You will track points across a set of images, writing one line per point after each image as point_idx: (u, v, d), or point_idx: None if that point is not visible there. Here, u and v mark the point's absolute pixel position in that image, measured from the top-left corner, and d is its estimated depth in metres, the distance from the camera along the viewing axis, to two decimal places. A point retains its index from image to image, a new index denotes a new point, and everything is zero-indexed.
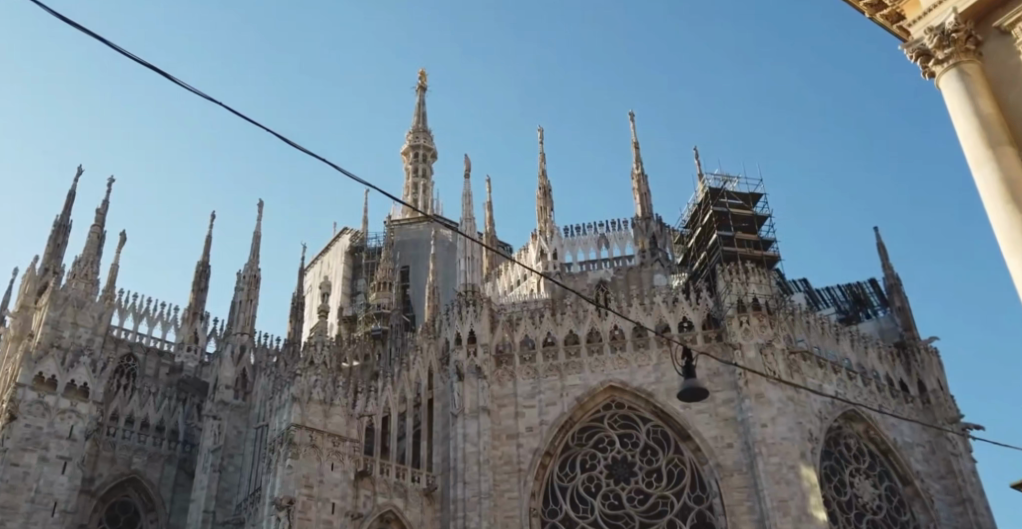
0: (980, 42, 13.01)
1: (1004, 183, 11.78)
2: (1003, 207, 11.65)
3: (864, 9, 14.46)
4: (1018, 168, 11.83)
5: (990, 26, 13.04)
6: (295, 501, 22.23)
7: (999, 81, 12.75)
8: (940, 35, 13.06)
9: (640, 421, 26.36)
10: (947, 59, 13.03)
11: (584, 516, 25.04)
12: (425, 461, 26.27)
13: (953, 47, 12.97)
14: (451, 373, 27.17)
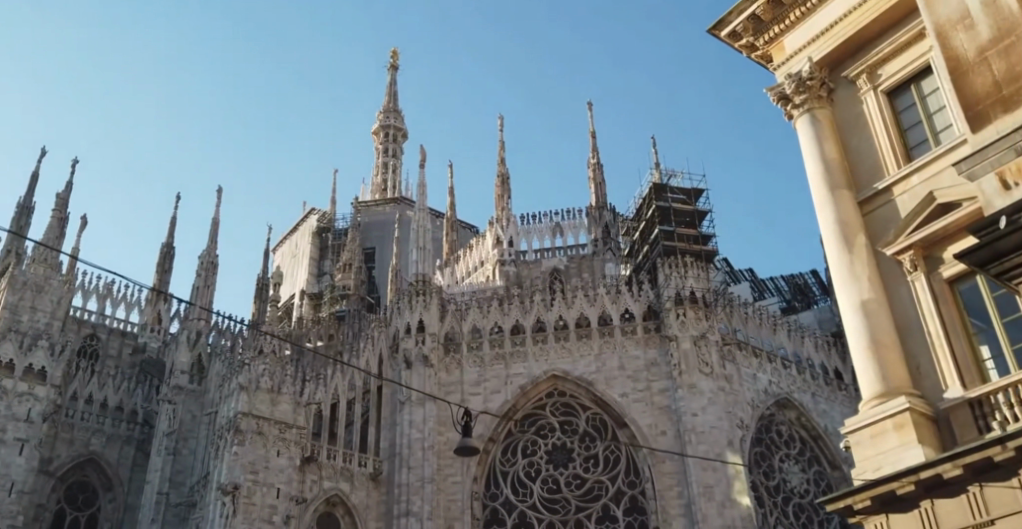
0: (831, 90, 14.75)
1: (838, 225, 13.48)
2: (831, 245, 13.45)
3: (742, 50, 16.28)
4: (851, 210, 13.54)
5: (841, 76, 14.79)
6: (241, 487, 23.24)
7: (845, 128, 14.49)
8: (796, 82, 14.67)
9: (580, 408, 27.42)
10: (802, 104, 14.67)
11: (523, 500, 26.14)
12: (373, 446, 27.19)
13: (808, 94, 14.62)
14: (400, 361, 28.07)
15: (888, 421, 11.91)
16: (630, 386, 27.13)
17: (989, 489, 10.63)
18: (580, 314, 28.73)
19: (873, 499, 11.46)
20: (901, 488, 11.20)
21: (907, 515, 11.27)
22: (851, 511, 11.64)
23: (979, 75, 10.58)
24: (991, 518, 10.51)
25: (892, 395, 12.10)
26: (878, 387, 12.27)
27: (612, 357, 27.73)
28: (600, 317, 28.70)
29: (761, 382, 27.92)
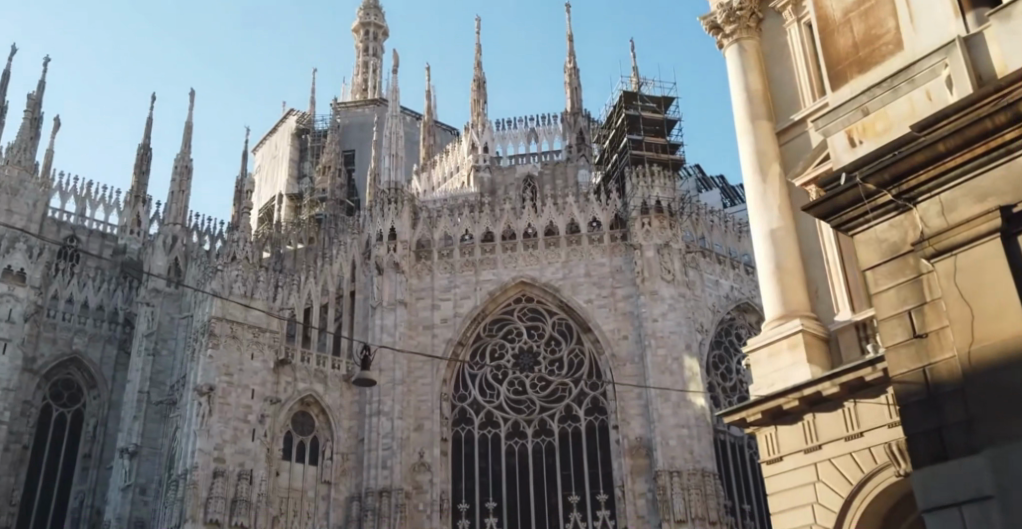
0: (761, 21, 14.48)
1: (757, 155, 13.31)
2: (748, 177, 13.33)
3: None
4: (771, 141, 13.37)
5: (771, 8, 14.54)
6: (215, 388, 24.25)
7: (771, 60, 14.27)
8: (727, 11, 14.39)
9: (546, 313, 28.40)
10: (732, 34, 14.41)
11: (490, 401, 27.32)
12: (346, 349, 28.12)
13: (738, 23, 14.34)
14: (372, 267, 28.73)
15: (784, 341, 11.96)
16: (595, 292, 28.04)
17: (862, 406, 10.80)
18: (548, 222, 29.36)
19: (763, 413, 11.70)
20: (786, 404, 11.43)
21: (792, 428, 11.54)
22: (742, 423, 11.97)
23: (841, 36, 10.25)
24: (861, 431, 10.75)
25: (787, 317, 12.17)
26: (777, 310, 12.33)
27: (578, 264, 28.53)
28: (569, 226, 29.33)
29: (723, 288, 28.76)
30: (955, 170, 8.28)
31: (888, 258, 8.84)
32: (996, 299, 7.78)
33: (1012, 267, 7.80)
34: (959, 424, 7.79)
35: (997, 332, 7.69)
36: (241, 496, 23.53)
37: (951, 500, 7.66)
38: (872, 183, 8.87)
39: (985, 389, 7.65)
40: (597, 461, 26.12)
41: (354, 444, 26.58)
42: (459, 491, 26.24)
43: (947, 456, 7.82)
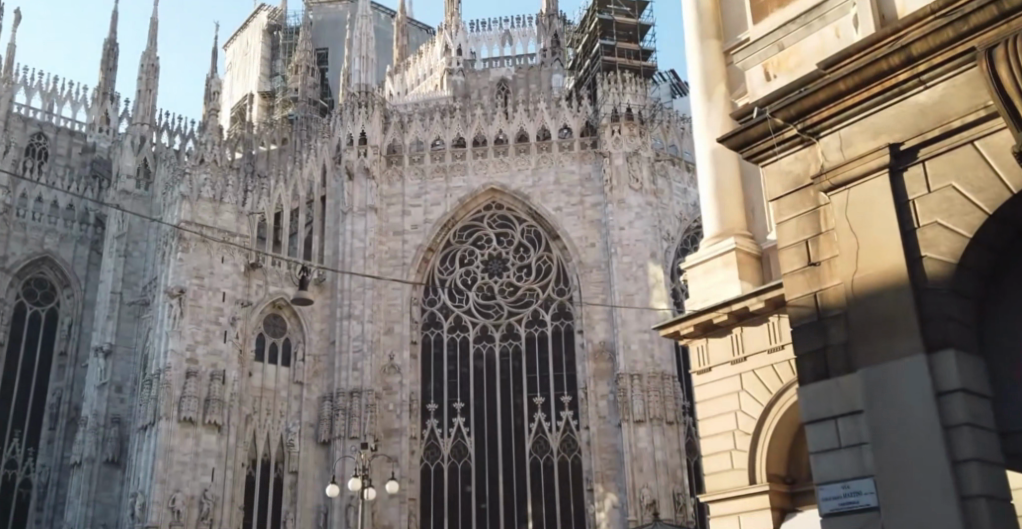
0: None
1: (705, 75, 12.69)
2: (695, 99, 12.78)
3: None
4: (718, 59, 12.69)
5: None
6: (186, 291, 24.64)
7: None
8: None
9: (515, 221, 28.85)
10: None
11: (459, 306, 27.96)
12: (317, 253, 28.43)
13: None
14: (342, 172, 28.82)
15: (718, 258, 11.95)
16: (564, 200, 28.39)
17: (785, 320, 11.22)
18: (519, 128, 29.41)
19: (696, 326, 12.13)
20: (716, 318, 11.86)
21: (722, 340, 12.07)
22: (677, 336, 12.38)
23: None
24: (784, 344, 11.24)
25: (722, 236, 11.99)
26: (715, 226, 12.17)
27: (548, 172, 28.79)
28: (539, 133, 29.38)
29: (691, 197, 29.10)
30: (853, 107, 8.05)
31: (790, 191, 8.62)
32: (883, 232, 7.66)
33: (898, 202, 7.70)
34: (838, 343, 7.82)
35: (877, 264, 7.61)
36: (214, 396, 24.11)
37: (825, 412, 7.78)
38: (780, 117, 8.53)
39: (862, 317, 7.62)
40: (562, 364, 26.91)
41: (326, 346, 27.15)
42: (428, 391, 27.03)
43: (829, 375, 7.85)
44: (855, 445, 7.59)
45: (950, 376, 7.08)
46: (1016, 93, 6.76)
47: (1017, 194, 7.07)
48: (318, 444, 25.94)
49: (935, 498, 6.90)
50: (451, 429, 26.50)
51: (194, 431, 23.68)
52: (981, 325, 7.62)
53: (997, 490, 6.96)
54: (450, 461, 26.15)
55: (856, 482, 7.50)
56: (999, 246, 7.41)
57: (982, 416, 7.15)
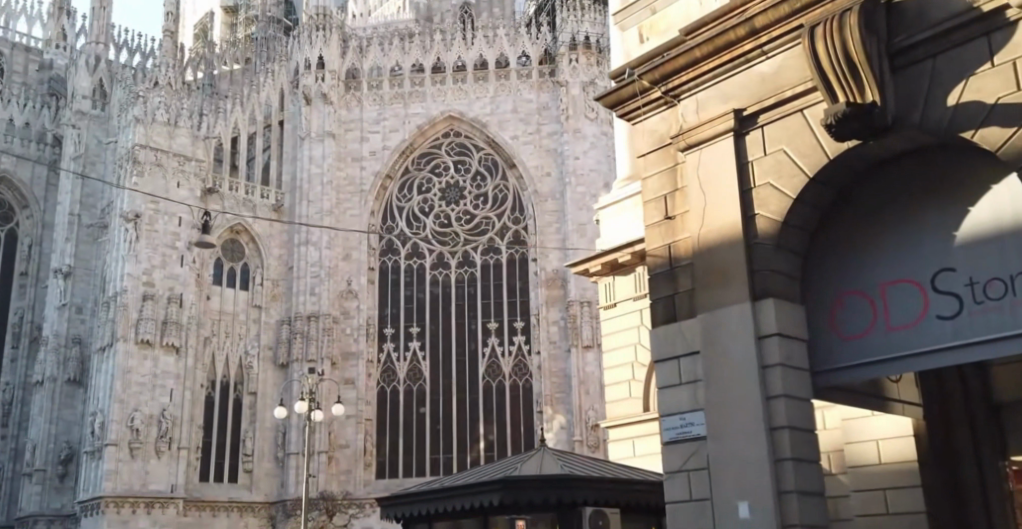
0: None
1: None
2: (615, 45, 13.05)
3: None
4: None
5: None
6: (142, 216, 24.85)
7: None
8: None
9: (473, 148, 29.18)
10: None
11: (417, 234, 28.37)
12: (275, 178, 28.61)
13: None
14: (300, 97, 28.79)
15: (628, 199, 12.17)
16: (521, 128, 28.62)
17: None
18: (478, 55, 29.42)
19: (604, 264, 12.45)
20: (621, 258, 12.16)
21: (628, 279, 12.43)
22: (587, 274, 12.73)
23: None
24: None
25: (632, 179, 12.21)
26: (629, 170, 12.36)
27: (506, 100, 28.93)
28: (498, 59, 29.37)
29: None
30: (706, 75, 7.84)
31: (654, 148, 8.37)
32: (726, 188, 7.52)
33: (740, 163, 7.55)
34: (684, 291, 7.73)
35: (721, 217, 7.51)
36: (171, 318, 24.55)
37: (670, 352, 7.74)
38: (646, 79, 8.27)
39: (703, 268, 7.56)
40: (516, 290, 27.55)
41: (284, 271, 27.57)
42: (385, 316, 27.63)
43: (676, 318, 7.77)
44: (691, 381, 7.55)
45: (768, 319, 7.10)
46: (832, 72, 6.61)
47: (835, 159, 6.94)
48: (277, 366, 26.54)
49: (749, 440, 6.96)
50: (408, 353, 27.21)
51: (152, 352, 24.18)
52: (803, 278, 7.60)
53: (807, 424, 7.01)
54: (406, 384, 26.92)
55: (690, 414, 7.49)
56: (824, 203, 7.30)
57: (798, 357, 7.17)
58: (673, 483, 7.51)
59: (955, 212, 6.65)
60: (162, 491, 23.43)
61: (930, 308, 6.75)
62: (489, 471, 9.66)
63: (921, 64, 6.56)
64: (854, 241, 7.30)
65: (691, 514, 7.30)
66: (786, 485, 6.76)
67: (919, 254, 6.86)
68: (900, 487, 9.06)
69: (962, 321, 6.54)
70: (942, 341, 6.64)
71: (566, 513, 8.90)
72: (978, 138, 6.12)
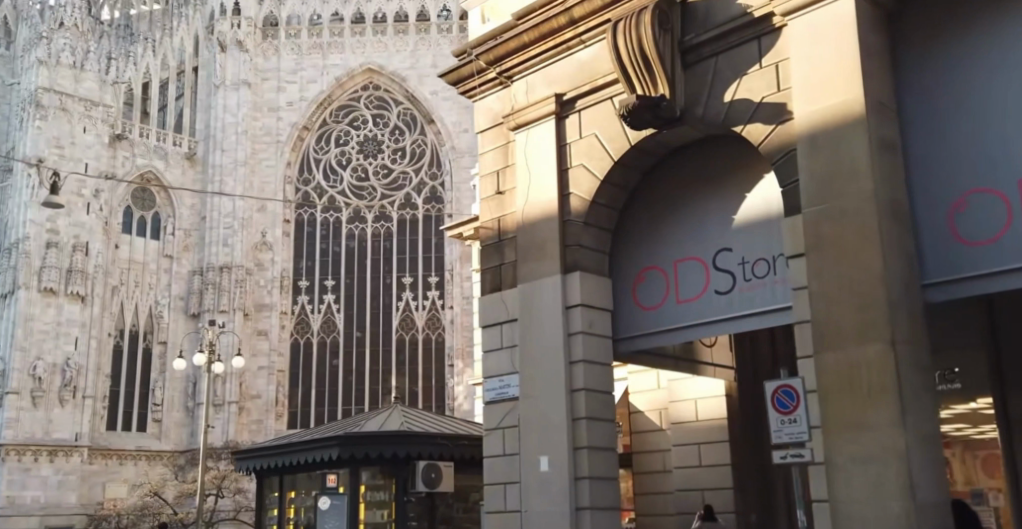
0: None
1: None
2: None
3: None
4: None
5: None
6: (46, 161, 24.38)
7: None
8: None
9: (392, 103, 29.18)
10: None
11: (334, 187, 28.41)
12: (188, 126, 28.21)
13: None
14: (214, 43, 28.27)
15: None
16: (440, 84, 28.62)
17: None
18: (398, 8, 29.26)
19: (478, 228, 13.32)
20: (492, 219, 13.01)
21: None
22: (462, 238, 13.62)
23: None
24: None
25: None
26: None
27: (426, 54, 28.88)
28: (419, 13, 29.23)
29: None
30: (535, 60, 8.03)
31: (489, 126, 8.59)
32: (546, 168, 7.80)
33: (559, 145, 7.80)
34: (509, 262, 8.02)
35: (540, 194, 7.80)
36: (76, 267, 24.26)
37: (494, 319, 8.02)
38: (482, 60, 8.46)
39: (525, 240, 7.84)
40: (431, 246, 27.78)
41: (196, 222, 27.39)
42: (300, 268, 27.70)
43: (500, 288, 8.08)
44: (510, 346, 7.86)
45: (574, 291, 7.44)
46: (629, 67, 6.90)
47: (636, 146, 7.23)
48: (188, 316, 26.44)
49: (551, 402, 7.35)
50: (322, 305, 27.36)
51: (56, 301, 23.94)
52: (613, 252, 7.84)
53: (605, 387, 7.39)
54: (319, 337, 27.09)
55: (507, 375, 7.80)
56: (631, 183, 7.60)
57: (602, 326, 7.52)
58: (489, 439, 7.82)
59: (736, 194, 7.00)
60: (65, 440, 23.35)
61: (710, 284, 7.07)
62: (332, 429, 9.97)
63: (707, 62, 6.84)
64: (653, 219, 7.57)
65: (503, 469, 7.66)
66: (579, 441, 7.18)
67: (705, 233, 7.17)
68: (713, 441, 9.56)
69: (734, 296, 6.88)
70: (718, 313, 6.96)
71: (401, 469, 9.23)
72: (745, 133, 6.50)
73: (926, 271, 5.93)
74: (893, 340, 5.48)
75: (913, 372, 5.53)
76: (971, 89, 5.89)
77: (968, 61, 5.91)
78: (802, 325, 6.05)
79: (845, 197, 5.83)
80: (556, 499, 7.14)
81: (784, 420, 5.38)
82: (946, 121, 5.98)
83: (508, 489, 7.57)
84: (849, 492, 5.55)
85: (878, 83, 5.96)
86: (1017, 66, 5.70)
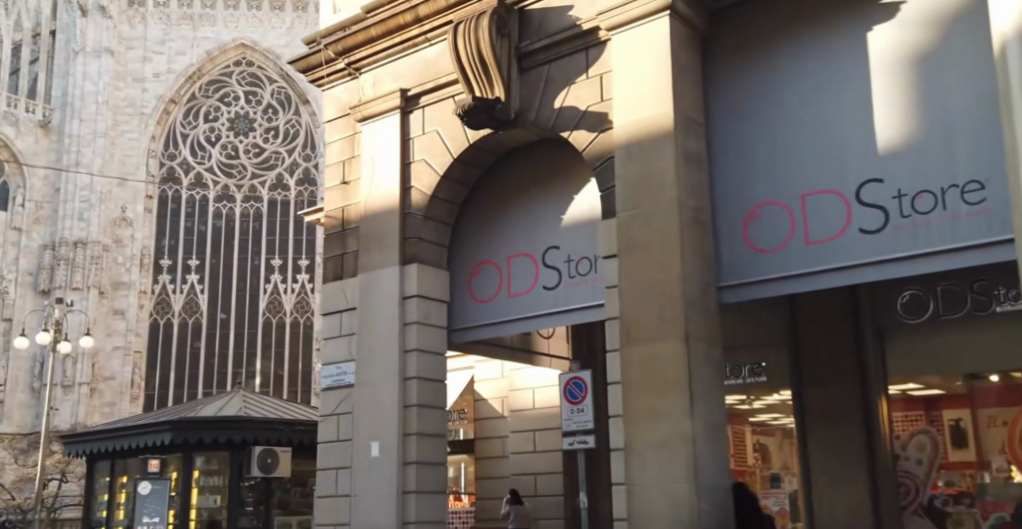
0: None
1: None
2: None
3: None
4: None
5: None
6: None
7: None
8: None
9: (266, 80, 28.40)
10: None
11: (201, 163, 27.50)
12: (43, 92, 26.94)
13: None
14: (74, 7, 27.07)
15: None
16: None
17: None
18: None
19: None
20: None
21: None
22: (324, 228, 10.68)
23: None
24: None
25: None
26: None
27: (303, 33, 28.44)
28: None
29: None
30: (382, 54, 8.15)
31: (337, 116, 8.66)
32: (389, 161, 7.94)
33: (402, 138, 7.95)
34: (351, 251, 8.14)
35: (383, 186, 7.94)
36: None
37: (335, 307, 8.14)
38: (330, 51, 8.52)
39: (367, 230, 7.97)
40: (302, 229, 27.37)
41: (50, 194, 26.31)
42: (162, 246, 26.68)
43: (342, 277, 8.19)
44: (349, 334, 7.99)
45: (410, 281, 7.61)
46: (467, 69, 7.12)
47: (474, 144, 7.46)
48: (37, 292, 25.33)
49: (384, 388, 7.52)
50: (185, 285, 26.41)
51: None
52: (451, 245, 8.03)
53: (438, 376, 7.60)
54: (181, 318, 26.25)
55: (344, 363, 7.94)
56: (472, 178, 7.82)
57: (438, 316, 7.72)
58: (325, 426, 7.96)
59: (566, 195, 7.31)
60: None
61: (538, 279, 7.36)
62: (167, 413, 9.85)
63: (540, 68, 7.13)
64: (490, 215, 7.80)
65: (336, 454, 7.81)
66: (409, 428, 7.36)
67: (535, 230, 7.45)
68: (548, 427, 10.03)
69: (560, 291, 7.19)
70: (544, 307, 7.26)
71: (238, 453, 9.28)
72: (571, 139, 6.82)
73: (721, 273, 6.38)
74: (685, 336, 5.88)
75: (704, 366, 5.95)
76: (765, 107, 6.38)
77: (763, 82, 6.42)
78: (612, 321, 6.39)
79: (651, 203, 6.20)
80: (383, 483, 7.33)
81: (572, 410, 5.62)
82: (743, 134, 6.46)
83: (340, 474, 7.73)
84: (643, 478, 5.93)
85: (687, 98, 6.38)
86: (804, 88, 6.23)
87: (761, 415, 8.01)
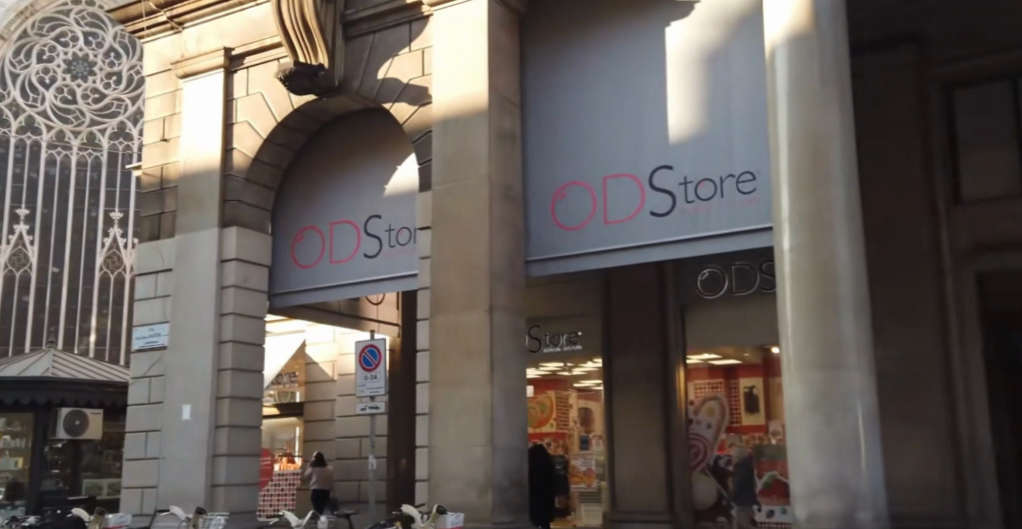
0: None
1: None
2: None
3: None
4: None
5: None
6: None
7: None
8: None
9: (108, 22, 26.45)
10: None
11: (33, 107, 25.39)
12: None
13: None
14: None
15: None
16: None
17: None
18: None
19: None
20: None
21: None
22: None
23: None
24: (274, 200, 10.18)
25: None
26: None
27: None
28: None
29: None
30: (207, 9, 7.94)
31: (157, 71, 8.39)
32: (211, 121, 7.79)
33: (225, 98, 7.80)
34: (169, 211, 7.96)
35: (204, 146, 7.79)
36: None
37: (149, 267, 7.95)
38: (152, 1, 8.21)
39: (187, 190, 7.82)
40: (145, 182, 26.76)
41: None
42: None
43: (159, 237, 8.00)
44: (164, 295, 7.83)
45: (230, 245, 7.53)
46: (291, 33, 7.05)
47: (298, 109, 7.42)
48: None
49: (199, 351, 7.43)
50: (13, 236, 24.91)
51: None
52: (275, 210, 7.97)
53: (255, 340, 7.58)
54: (7, 270, 24.67)
55: (158, 324, 7.79)
56: (297, 143, 7.77)
57: (257, 280, 7.68)
58: (136, 387, 7.81)
59: (388, 165, 7.39)
60: None
61: (359, 248, 7.41)
62: None
63: (365, 38, 7.16)
64: (314, 181, 7.79)
65: (146, 417, 7.68)
66: (222, 391, 7.33)
67: (358, 198, 7.50)
68: None
69: (380, 260, 7.27)
70: (363, 275, 7.33)
71: (43, 416, 8.97)
72: (393, 110, 6.91)
73: (529, 248, 6.62)
74: (489, 308, 6.10)
75: (506, 337, 6.19)
76: (572, 91, 6.65)
77: (571, 66, 6.67)
78: (424, 291, 6.55)
79: (464, 179, 6.38)
80: (193, 446, 7.27)
81: (365, 376, 5.75)
82: (553, 117, 6.71)
83: (149, 437, 7.61)
84: (444, 443, 6.12)
85: (503, 80, 6.59)
86: (607, 75, 6.52)
87: (583, 381, 8.41)
